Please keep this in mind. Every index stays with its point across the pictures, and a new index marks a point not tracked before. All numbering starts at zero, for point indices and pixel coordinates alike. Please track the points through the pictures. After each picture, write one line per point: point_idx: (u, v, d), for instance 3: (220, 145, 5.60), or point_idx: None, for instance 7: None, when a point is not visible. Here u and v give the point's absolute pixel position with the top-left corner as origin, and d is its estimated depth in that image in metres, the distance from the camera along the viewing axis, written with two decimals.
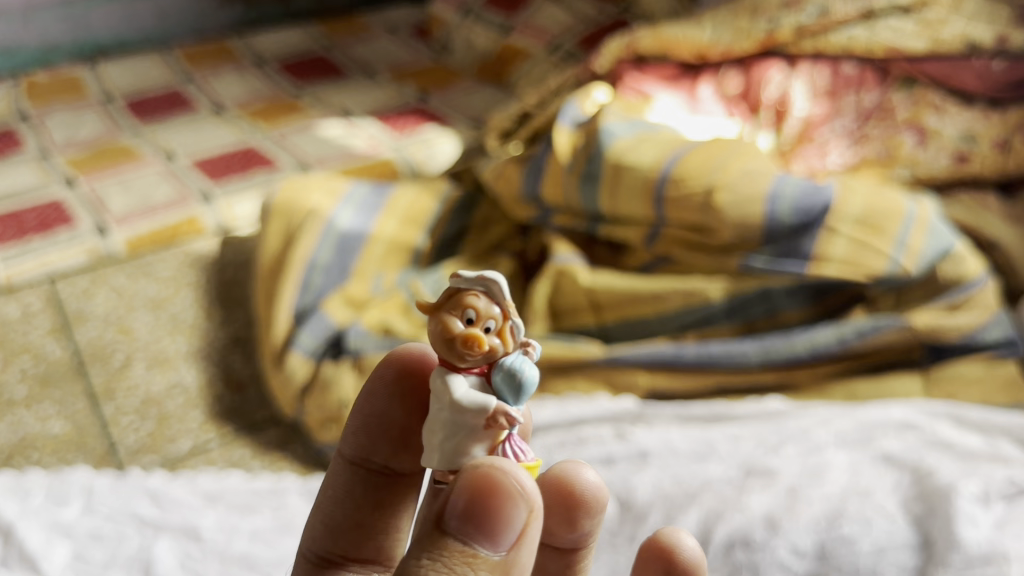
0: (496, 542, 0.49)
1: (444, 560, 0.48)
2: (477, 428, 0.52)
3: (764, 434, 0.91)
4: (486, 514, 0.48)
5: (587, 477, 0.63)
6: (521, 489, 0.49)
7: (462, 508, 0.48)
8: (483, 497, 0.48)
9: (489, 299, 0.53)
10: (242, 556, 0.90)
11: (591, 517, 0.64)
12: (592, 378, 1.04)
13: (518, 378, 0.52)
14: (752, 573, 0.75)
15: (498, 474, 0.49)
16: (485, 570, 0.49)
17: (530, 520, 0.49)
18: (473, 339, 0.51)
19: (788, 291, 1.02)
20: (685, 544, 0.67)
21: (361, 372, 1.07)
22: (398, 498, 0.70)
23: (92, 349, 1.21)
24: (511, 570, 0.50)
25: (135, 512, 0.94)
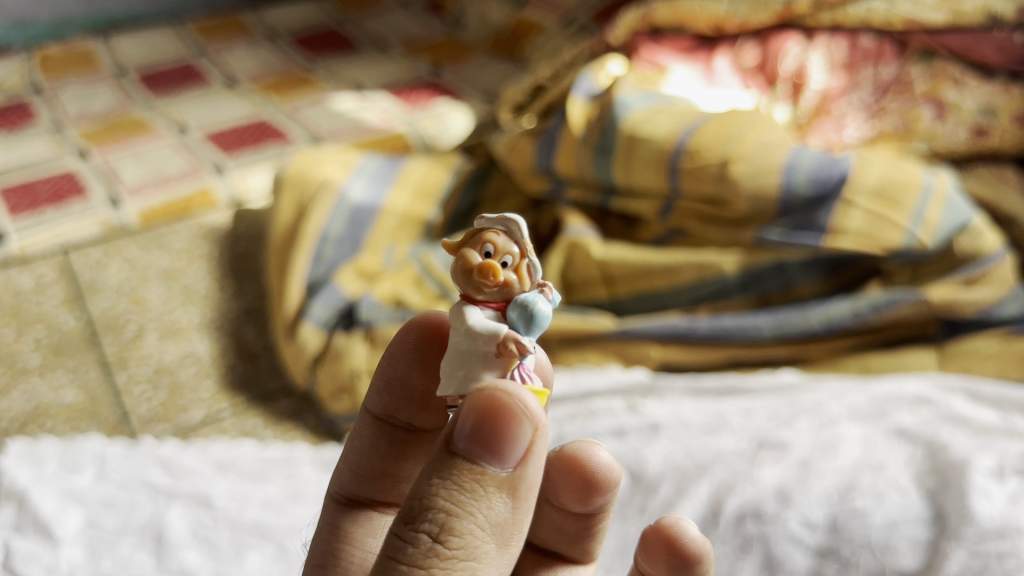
0: (503, 460, 0.48)
1: (453, 479, 0.48)
2: (488, 355, 0.52)
3: (777, 407, 0.91)
4: (490, 436, 0.47)
5: (599, 456, 0.64)
6: (528, 408, 0.48)
7: (467, 429, 0.48)
8: (487, 420, 0.47)
9: (508, 237, 0.53)
10: (253, 524, 0.90)
11: (604, 491, 0.66)
12: (604, 351, 1.03)
13: (530, 311, 0.51)
14: (762, 545, 0.76)
15: (502, 395, 0.48)
16: (493, 488, 0.49)
17: (536, 437, 0.48)
18: (488, 268, 0.51)
19: (803, 265, 1.02)
20: (687, 534, 0.66)
21: (373, 344, 1.07)
22: (422, 451, 0.71)
23: (105, 320, 1.21)
24: (522, 486, 0.50)
25: (147, 480, 0.95)
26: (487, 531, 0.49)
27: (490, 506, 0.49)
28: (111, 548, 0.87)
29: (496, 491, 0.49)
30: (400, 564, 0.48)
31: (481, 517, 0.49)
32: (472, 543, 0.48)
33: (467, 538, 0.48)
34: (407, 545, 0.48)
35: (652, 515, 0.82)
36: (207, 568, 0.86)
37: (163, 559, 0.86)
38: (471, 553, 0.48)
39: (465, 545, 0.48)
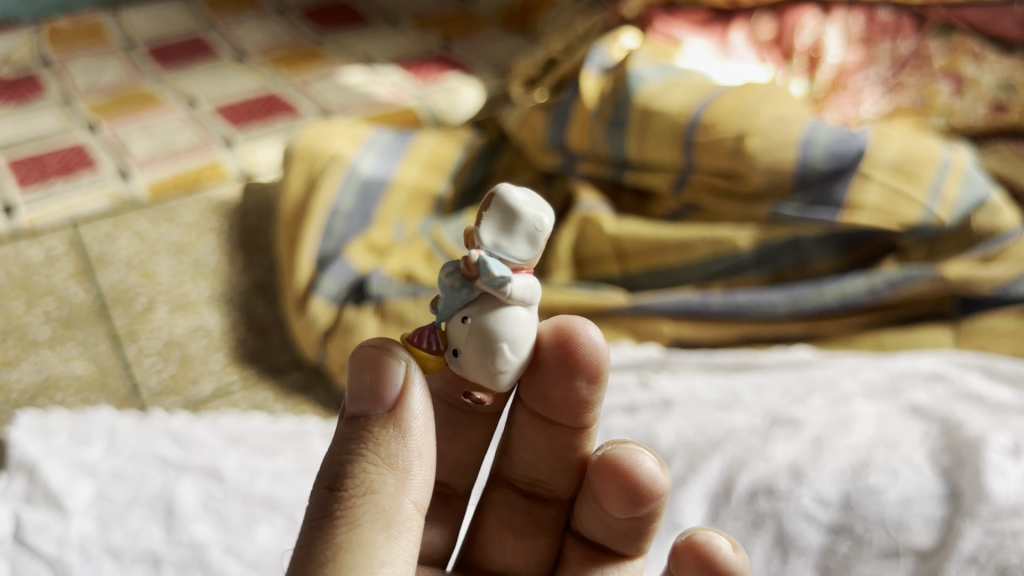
0: (382, 402, 0.53)
1: (348, 436, 0.54)
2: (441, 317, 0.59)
3: (791, 383, 0.90)
4: (364, 382, 0.53)
5: (644, 464, 0.65)
6: (396, 355, 0.54)
7: (352, 393, 0.54)
8: (362, 371, 0.53)
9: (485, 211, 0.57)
10: (264, 497, 0.90)
11: (651, 501, 0.66)
12: (616, 326, 1.03)
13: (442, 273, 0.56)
14: (774, 522, 0.76)
15: (365, 349, 0.54)
16: (380, 429, 0.53)
17: (408, 375, 0.54)
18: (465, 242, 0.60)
19: (818, 240, 1.01)
20: (720, 551, 0.65)
21: (383, 319, 1.06)
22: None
23: (114, 293, 1.21)
24: (411, 427, 0.54)
25: (158, 452, 0.95)
26: (384, 468, 0.53)
27: (381, 447, 0.53)
28: (121, 519, 0.87)
29: (383, 432, 0.53)
30: (314, 522, 0.52)
31: (373, 458, 0.53)
32: (368, 481, 0.53)
33: (363, 477, 0.53)
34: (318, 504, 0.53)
35: None
36: (218, 541, 0.86)
37: (173, 531, 0.86)
38: (370, 492, 0.53)
39: (361, 483, 0.53)
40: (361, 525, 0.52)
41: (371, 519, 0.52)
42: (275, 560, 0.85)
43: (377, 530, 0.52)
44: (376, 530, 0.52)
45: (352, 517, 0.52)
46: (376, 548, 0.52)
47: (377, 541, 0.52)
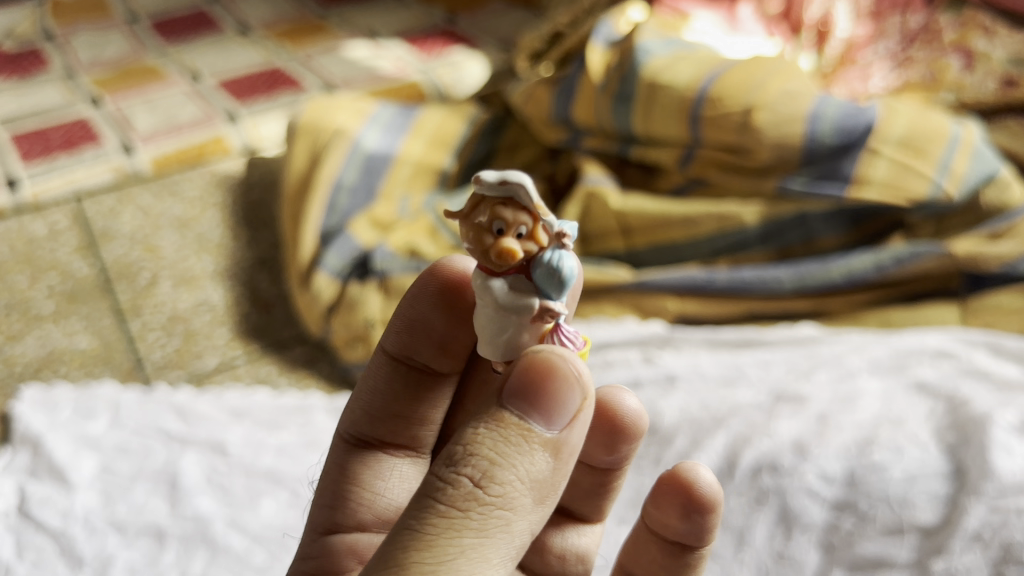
0: (550, 420, 0.48)
1: (500, 431, 0.48)
2: (521, 323, 0.54)
3: (796, 359, 0.90)
4: (544, 395, 0.48)
5: (626, 402, 0.65)
6: (579, 377, 0.49)
7: (520, 393, 0.48)
8: (545, 381, 0.48)
9: (517, 209, 0.52)
10: (267, 471, 0.90)
11: (630, 441, 0.66)
12: (621, 302, 1.02)
13: (549, 279, 0.52)
14: (778, 498, 0.76)
15: (556, 359, 0.49)
16: (538, 446, 0.48)
17: (582, 406, 0.49)
18: (506, 251, 0.51)
19: (825, 216, 1.00)
20: (702, 479, 0.65)
21: (387, 294, 1.06)
22: (436, 394, 0.70)
23: (118, 267, 1.20)
24: (561, 451, 0.50)
25: (161, 426, 0.95)
26: (526, 492, 0.48)
27: (530, 464, 0.48)
28: (126, 493, 0.88)
29: (540, 456, 0.48)
30: (436, 508, 0.47)
31: (522, 478, 0.48)
32: (511, 499, 0.48)
33: (509, 494, 0.47)
34: (448, 493, 0.47)
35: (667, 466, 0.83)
36: (222, 514, 0.86)
37: (177, 504, 0.87)
38: (508, 508, 0.47)
39: (505, 499, 0.47)
40: (488, 537, 0.47)
41: (496, 534, 0.48)
42: (278, 533, 0.85)
43: (496, 548, 0.48)
44: (496, 546, 0.48)
45: (482, 527, 0.47)
46: (487, 568, 0.47)
47: (490, 560, 0.48)
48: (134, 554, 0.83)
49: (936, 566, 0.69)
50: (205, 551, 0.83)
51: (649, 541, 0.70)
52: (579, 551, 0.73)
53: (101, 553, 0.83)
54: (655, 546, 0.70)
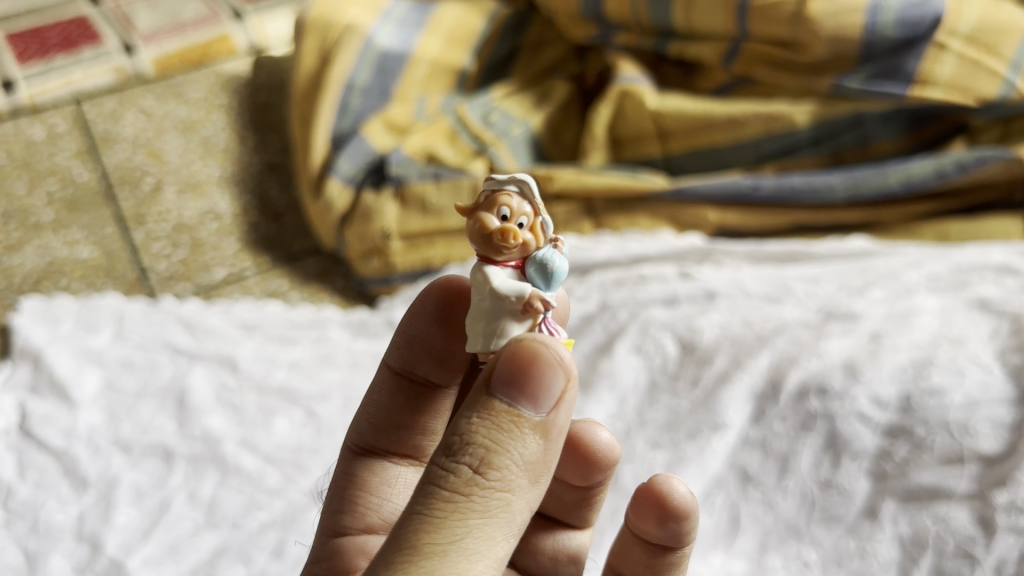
0: (539, 404, 0.43)
1: (490, 419, 0.42)
2: (513, 313, 0.47)
3: (849, 275, 0.84)
4: (531, 379, 0.42)
5: (600, 435, 0.63)
6: (561, 360, 0.43)
7: (503, 377, 0.42)
8: (528, 365, 0.42)
9: (522, 199, 0.48)
10: (281, 388, 0.85)
11: (605, 469, 0.64)
12: (655, 214, 0.96)
13: (542, 269, 0.48)
14: (828, 423, 0.72)
15: (536, 345, 0.43)
16: (529, 430, 0.43)
17: (569, 386, 0.44)
18: (508, 231, 0.47)
19: (883, 118, 0.95)
20: (677, 490, 0.60)
21: (404, 203, 1.00)
22: (438, 405, 0.64)
23: (120, 173, 1.14)
24: (554, 434, 0.44)
25: (168, 341, 0.90)
26: (524, 475, 0.43)
27: (524, 448, 0.43)
28: (131, 411, 0.83)
29: (532, 444, 0.43)
30: (435, 494, 0.42)
31: (519, 461, 0.43)
32: (511, 480, 0.42)
33: (508, 476, 0.42)
34: (446, 480, 0.42)
35: (705, 387, 0.78)
36: (232, 434, 0.82)
37: (185, 424, 0.82)
38: (509, 491, 0.42)
39: (505, 481, 0.42)
40: (491, 521, 0.42)
41: (500, 515, 0.43)
42: (293, 454, 0.80)
43: (502, 530, 0.43)
44: (501, 526, 0.43)
45: (486, 509, 0.42)
46: (493, 547, 0.43)
47: (497, 540, 0.43)
48: (140, 475, 0.79)
49: (999, 498, 0.63)
50: (215, 472, 0.79)
51: (630, 543, 0.65)
52: (571, 552, 0.68)
53: (106, 474, 0.78)
54: (637, 548, 0.64)
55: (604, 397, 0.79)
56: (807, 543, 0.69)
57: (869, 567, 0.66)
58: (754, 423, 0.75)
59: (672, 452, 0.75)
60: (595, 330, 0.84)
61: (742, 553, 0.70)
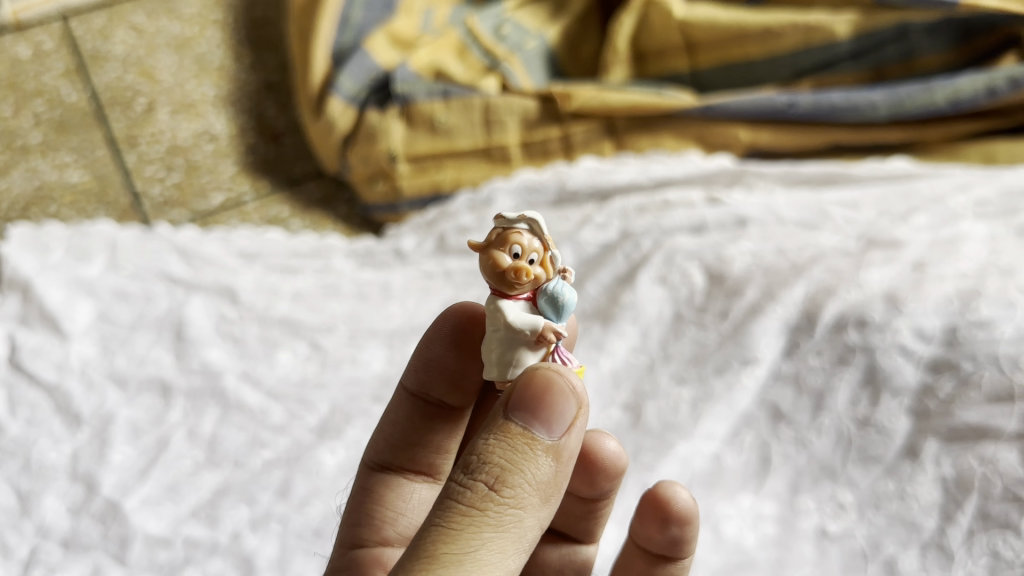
0: (552, 427, 0.40)
1: (505, 440, 0.40)
2: (528, 344, 0.46)
3: (889, 201, 0.80)
4: (544, 401, 0.40)
5: (606, 445, 0.56)
6: (574, 389, 0.41)
7: (517, 401, 0.40)
8: (542, 392, 0.40)
9: (533, 234, 0.46)
10: (283, 319, 0.81)
11: (612, 479, 0.57)
12: (682, 132, 0.93)
13: (554, 302, 0.46)
14: (866, 355, 0.67)
15: (549, 375, 0.41)
16: (543, 452, 0.40)
17: (580, 416, 0.41)
18: (520, 269, 0.45)
19: (929, 29, 0.89)
20: (680, 495, 0.55)
21: (410, 122, 0.95)
22: (455, 428, 0.59)
23: (110, 92, 1.07)
24: (566, 463, 0.41)
25: (163, 270, 0.85)
26: (536, 495, 0.40)
27: (538, 470, 0.40)
28: (126, 343, 0.79)
29: (546, 470, 0.40)
30: (448, 509, 0.39)
31: (532, 482, 0.40)
32: (525, 498, 0.40)
33: (522, 495, 0.39)
34: (460, 495, 0.39)
35: (735, 319, 0.74)
36: (233, 368, 0.77)
37: (182, 357, 0.78)
38: (523, 509, 0.39)
39: (519, 499, 0.39)
40: (504, 538, 0.39)
41: (513, 531, 0.40)
42: (296, 389, 0.76)
43: (515, 552, 0.40)
44: (513, 542, 0.40)
45: (500, 524, 0.39)
46: (505, 561, 0.39)
47: (508, 554, 0.39)
48: (136, 411, 0.74)
49: None
50: (215, 407, 0.74)
51: (632, 555, 0.59)
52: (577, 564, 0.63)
53: (101, 410, 0.74)
54: (639, 559, 0.59)
55: (627, 329, 0.76)
56: (842, 485, 0.65)
57: (909, 510, 0.62)
58: (786, 358, 0.71)
59: (698, 389, 0.71)
60: (616, 259, 0.81)
61: (773, 495, 0.66)
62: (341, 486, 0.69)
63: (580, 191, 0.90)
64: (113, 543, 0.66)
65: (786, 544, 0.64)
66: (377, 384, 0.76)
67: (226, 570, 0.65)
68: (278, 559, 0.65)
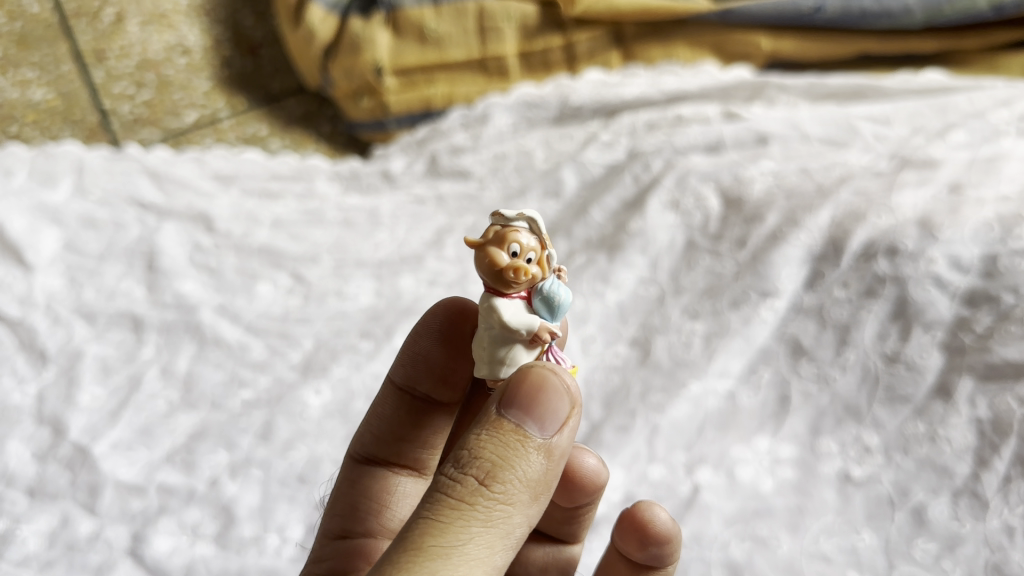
0: (545, 424, 0.37)
1: (496, 436, 0.36)
2: (523, 342, 0.42)
3: (922, 118, 0.75)
4: (537, 398, 0.36)
5: (586, 461, 0.53)
6: (567, 389, 0.38)
7: (509, 397, 0.37)
8: (536, 388, 0.37)
9: (530, 232, 0.42)
10: (263, 248, 0.76)
11: (592, 492, 0.54)
12: (699, 42, 0.90)
13: (550, 302, 0.41)
14: (897, 285, 0.62)
15: (543, 373, 0.38)
16: (535, 450, 0.36)
17: (573, 416, 0.38)
18: (518, 268, 0.41)
19: None
20: (660, 516, 0.51)
21: (398, 31, 0.89)
22: (443, 422, 0.56)
23: (77, 2, 0.97)
24: (558, 465, 0.38)
25: (134, 195, 0.79)
26: (525, 492, 0.36)
27: (529, 467, 0.36)
28: (94, 275, 0.73)
29: (538, 470, 0.37)
30: (435, 505, 0.35)
31: (523, 477, 0.36)
32: (515, 494, 0.36)
33: (513, 489, 0.36)
34: (449, 489, 0.35)
35: (754, 247, 0.69)
36: (210, 300, 0.72)
37: (155, 290, 0.72)
38: (512, 505, 0.36)
39: (509, 495, 0.35)
40: (491, 538, 0.35)
41: (502, 527, 0.35)
42: (278, 323, 0.71)
43: (503, 552, 0.36)
44: (501, 540, 0.35)
45: (490, 519, 0.35)
46: (492, 557, 0.35)
47: (496, 552, 0.35)
48: (106, 348, 0.69)
49: None
50: (191, 343, 0.69)
51: (615, 559, 0.56)
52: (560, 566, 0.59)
53: (69, 346, 0.68)
54: (621, 565, 0.55)
55: (635, 259, 0.72)
56: (867, 427, 0.59)
57: (940, 455, 0.56)
58: (808, 289, 0.66)
59: (711, 323, 0.67)
60: (624, 180, 0.78)
61: (792, 438, 0.61)
62: (328, 425, 0.64)
63: (585, 106, 0.87)
64: (82, 491, 0.61)
65: (806, 490, 0.59)
66: (364, 318, 0.71)
67: (203, 521, 0.60)
68: (259, 507, 0.60)
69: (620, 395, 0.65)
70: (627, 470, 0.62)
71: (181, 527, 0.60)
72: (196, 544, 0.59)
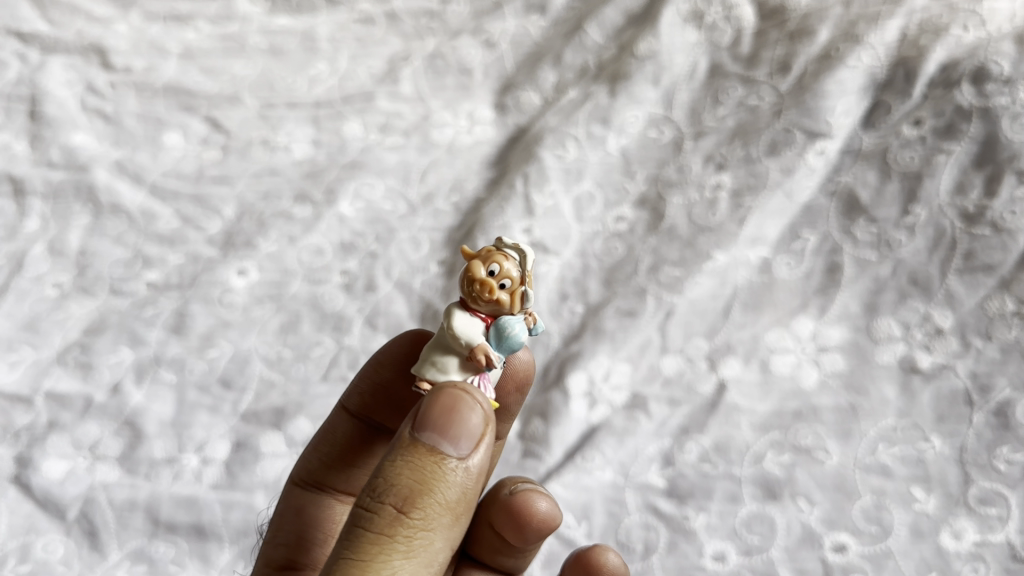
0: (461, 439, 0.28)
1: (409, 460, 0.28)
2: (459, 355, 0.32)
3: None
4: (453, 413, 0.28)
5: (540, 504, 0.39)
6: (483, 402, 0.29)
7: (421, 413, 0.28)
8: (450, 410, 0.28)
9: (521, 263, 0.32)
10: (172, 85, 0.62)
11: (539, 540, 0.40)
12: None
13: (501, 332, 0.31)
14: (985, 121, 0.48)
15: (455, 390, 0.29)
16: (455, 469, 0.28)
17: (491, 428, 0.29)
18: (486, 284, 0.31)
19: None
20: (615, 559, 0.40)
21: None
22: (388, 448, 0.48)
23: None
24: (480, 487, 0.30)
25: (11, 22, 0.63)
26: (448, 515, 0.28)
27: (449, 489, 0.28)
28: None
29: (462, 491, 0.28)
30: (349, 540, 0.27)
31: (445, 499, 0.28)
32: (436, 518, 0.28)
33: (435, 515, 0.28)
34: (363, 522, 0.27)
35: (800, 73, 0.55)
36: (106, 158, 0.58)
37: (38, 145, 0.58)
38: (433, 530, 0.28)
39: (431, 519, 0.28)
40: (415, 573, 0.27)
41: (427, 556, 0.28)
42: (195, 185, 0.57)
43: None
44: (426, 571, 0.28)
45: (412, 550, 0.27)
46: None
47: None
48: None
49: None
50: (84, 211, 0.56)
51: None
52: None
53: None
54: None
55: (646, 92, 0.58)
56: (939, 305, 0.46)
57: None
58: (868, 128, 0.52)
59: (737, 174, 0.53)
60: None
61: (841, 318, 0.48)
62: (261, 314, 0.51)
63: None
64: None
65: (859, 385, 0.46)
66: (300, 175, 0.57)
67: (103, 439, 0.47)
68: (173, 421, 0.48)
69: (626, 269, 0.52)
70: (634, 364, 0.49)
71: (77, 448, 0.46)
72: (96, 468, 0.46)
